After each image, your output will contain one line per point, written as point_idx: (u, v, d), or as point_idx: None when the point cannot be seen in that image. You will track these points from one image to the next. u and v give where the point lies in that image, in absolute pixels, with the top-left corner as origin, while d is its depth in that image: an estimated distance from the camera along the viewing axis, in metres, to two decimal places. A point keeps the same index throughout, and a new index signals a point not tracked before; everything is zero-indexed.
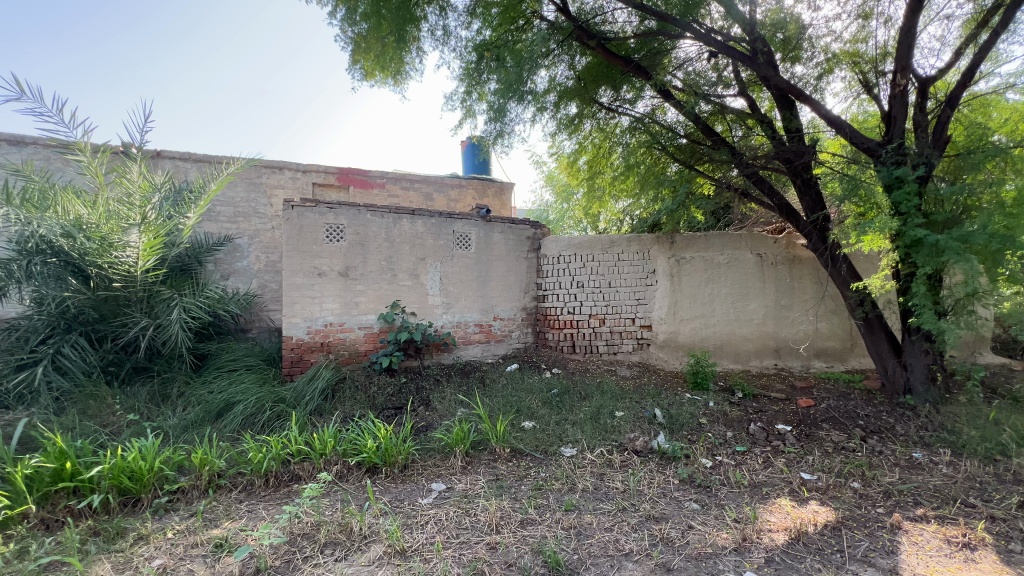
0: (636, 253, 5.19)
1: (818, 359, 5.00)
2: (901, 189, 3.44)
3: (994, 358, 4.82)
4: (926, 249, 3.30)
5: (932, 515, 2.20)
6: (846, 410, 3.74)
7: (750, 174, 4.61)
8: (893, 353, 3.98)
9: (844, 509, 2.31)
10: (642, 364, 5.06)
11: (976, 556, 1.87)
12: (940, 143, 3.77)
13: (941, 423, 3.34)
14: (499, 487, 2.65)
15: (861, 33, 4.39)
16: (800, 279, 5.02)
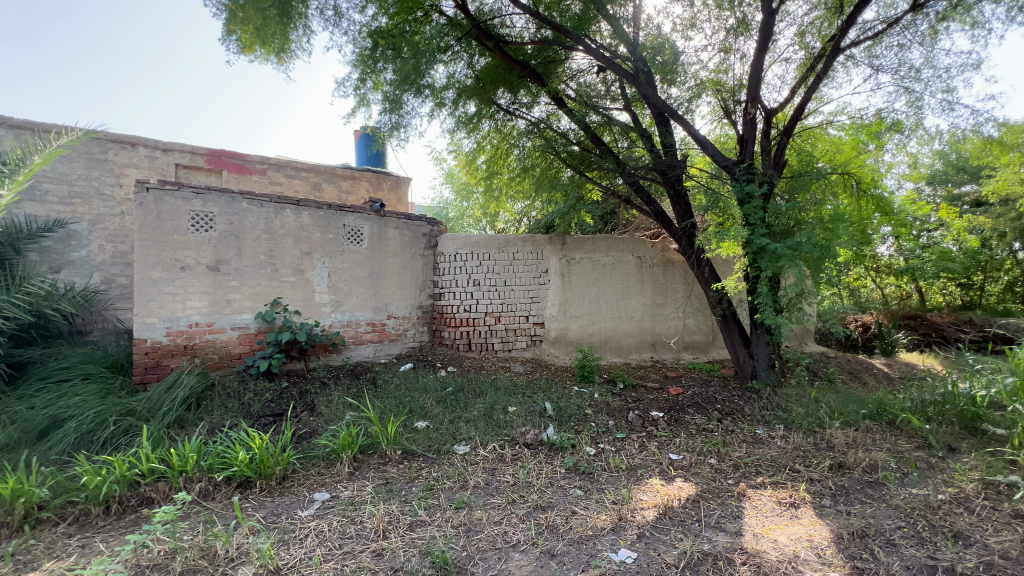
0: (530, 253, 5.36)
1: (686, 351, 5.62)
2: (750, 203, 3.99)
3: (815, 347, 5.83)
4: (768, 255, 3.87)
5: (768, 482, 2.59)
6: (707, 396, 4.26)
7: (632, 183, 5.01)
8: (744, 344, 4.60)
9: (703, 483, 2.63)
10: (535, 359, 5.25)
11: (799, 513, 2.24)
12: (778, 165, 4.45)
13: (778, 403, 3.95)
14: (388, 491, 2.56)
15: (722, 65, 5.00)
16: (672, 279, 5.60)
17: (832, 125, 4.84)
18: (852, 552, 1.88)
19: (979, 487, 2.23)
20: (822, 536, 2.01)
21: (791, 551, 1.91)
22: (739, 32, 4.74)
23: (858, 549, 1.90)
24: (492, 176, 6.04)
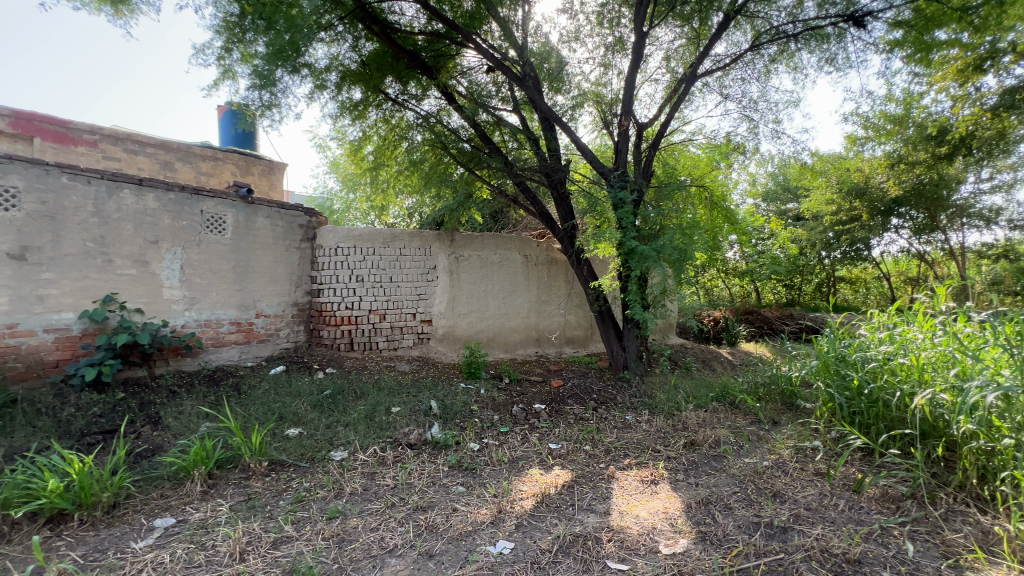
0: (418, 249, 5.25)
1: (568, 346, 5.95)
2: (623, 208, 4.34)
3: (676, 339, 6.56)
4: (637, 256, 4.25)
5: (634, 463, 2.84)
6: (585, 387, 4.55)
7: (519, 183, 5.15)
8: (617, 338, 4.99)
9: (578, 469, 2.79)
10: (422, 358, 5.15)
11: (658, 488, 2.48)
12: (646, 175, 4.91)
13: (644, 391, 4.36)
14: (250, 508, 2.31)
15: (602, 79, 5.38)
16: (556, 278, 5.88)
17: (691, 143, 5.46)
18: (698, 518, 2.14)
19: (792, 452, 2.69)
20: (675, 507, 2.25)
21: (650, 523, 2.11)
22: (616, 50, 5.13)
23: (703, 515, 2.16)
24: (378, 167, 5.77)
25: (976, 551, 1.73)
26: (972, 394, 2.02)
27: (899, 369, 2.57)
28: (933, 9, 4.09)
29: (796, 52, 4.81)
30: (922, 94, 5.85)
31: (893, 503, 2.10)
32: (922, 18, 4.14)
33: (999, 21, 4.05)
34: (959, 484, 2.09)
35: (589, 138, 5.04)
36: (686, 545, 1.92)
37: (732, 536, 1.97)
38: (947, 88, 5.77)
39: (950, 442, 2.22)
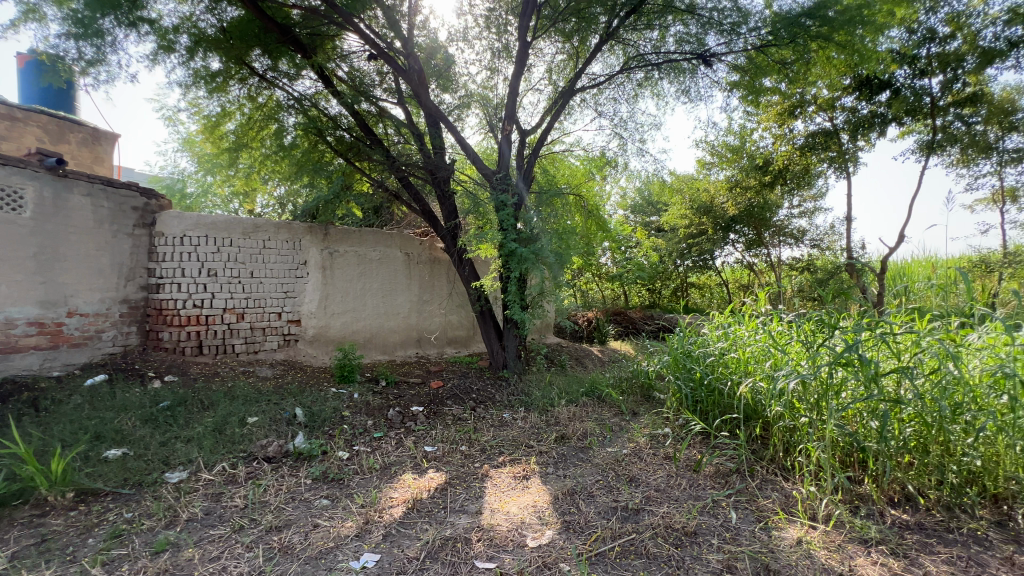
0: (286, 242, 4.78)
1: (449, 346, 5.91)
2: (504, 210, 4.43)
3: (553, 338, 6.89)
4: (516, 258, 4.37)
5: (507, 460, 2.90)
6: (465, 387, 4.55)
7: (401, 178, 4.96)
8: (497, 337, 5.08)
9: (453, 470, 2.77)
10: (287, 362, 4.69)
11: (529, 483, 2.56)
12: (526, 180, 5.08)
13: (522, 389, 4.50)
14: (43, 551, 1.87)
15: (489, 83, 5.45)
16: (438, 277, 5.79)
17: (570, 154, 5.79)
18: (563, 508, 2.25)
19: (647, 439, 2.97)
20: (544, 500, 2.34)
21: (519, 518, 2.16)
22: (502, 56, 5.24)
23: (568, 505, 2.28)
24: (239, 149, 5.06)
25: (780, 512, 2.08)
26: (780, 381, 2.42)
27: (730, 362, 2.99)
28: (760, 60, 4.85)
29: (658, 81, 5.39)
30: (754, 130, 6.93)
31: (722, 479, 2.43)
32: (753, 66, 4.88)
33: (806, 76, 4.97)
34: (771, 458, 2.49)
35: (474, 139, 5.06)
36: (551, 535, 2.01)
37: (592, 522, 2.11)
38: (770, 127, 6.83)
39: (765, 423, 2.64)
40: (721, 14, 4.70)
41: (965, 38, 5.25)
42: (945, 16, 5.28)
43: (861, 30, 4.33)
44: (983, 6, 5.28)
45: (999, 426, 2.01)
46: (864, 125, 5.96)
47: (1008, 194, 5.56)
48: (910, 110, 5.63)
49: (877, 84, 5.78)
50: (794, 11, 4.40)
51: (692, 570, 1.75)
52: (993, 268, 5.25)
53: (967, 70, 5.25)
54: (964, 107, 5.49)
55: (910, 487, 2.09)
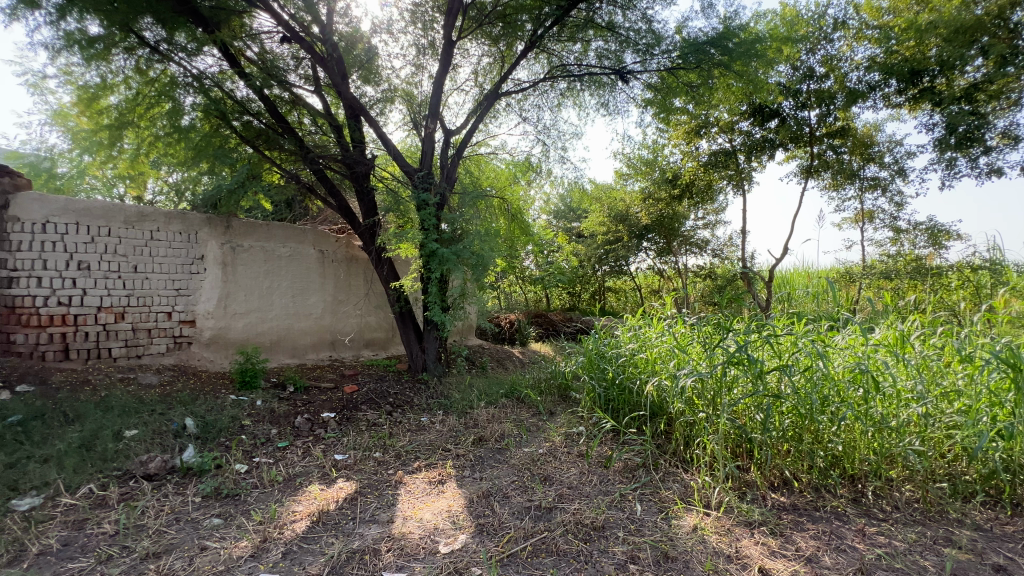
0: (178, 234, 4.32)
1: (366, 348, 5.67)
2: (425, 209, 4.34)
3: (475, 340, 6.88)
4: (437, 258, 4.29)
5: (423, 465, 2.84)
6: (381, 391, 4.39)
7: (316, 171, 4.67)
8: (417, 339, 4.96)
9: (364, 478, 2.66)
10: (178, 367, 4.22)
11: (444, 487, 2.52)
12: (449, 180, 5.02)
13: (441, 391, 4.43)
14: None
15: (413, 79, 5.32)
16: (355, 277, 5.54)
17: (496, 158, 5.83)
18: (478, 511, 2.24)
19: (562, 438, 3.05)
20: (458, 504, 2.31)
21: (432, 524, 2.12)
22: (428, 53, 5.15)
23: (483, 508, 2.28)
24: (122, 125, 4.39)
25: (679, 502, 2.22)
26: (682, 379, 2.61)
27: (639, 362, 3.17)
28: (671, 81, 5.19)
29: (580, 92, 5.60)
30: (665, 146, 7.43)
31: (630, 473, 2.56)
32: (665, 86, 5.22)
33: (710, 100, 5.42)
34: (673, 451, 2.67)
35: (396, 135, 4.91)
36: (464, 540, 1.98)
37: (506, 523, 2.12)
38: (679, 144, 7.37)
39: (669, 419, 2.82)
40: (637, 34, 5.00)
41: (836, 79, 6.07)
42: (822, 58, 6.06)
43: (756, 62, 4.82)
44: (850, 52, 6.12)
45: (855, 415, 2.31)
46: (757, 148, 6.63)
47: (867, 215, 6.47)
48: (794, 138, 6.36)
49: (768, 112, 6.46)
50: (700, 38, 4.79)
51: (600, 563, 1.82)
52: (855, 279, 6.07)
53: (837, 106, 6.06)
54: (835, 139, 6.32)
55: (787, 472, 2.33)
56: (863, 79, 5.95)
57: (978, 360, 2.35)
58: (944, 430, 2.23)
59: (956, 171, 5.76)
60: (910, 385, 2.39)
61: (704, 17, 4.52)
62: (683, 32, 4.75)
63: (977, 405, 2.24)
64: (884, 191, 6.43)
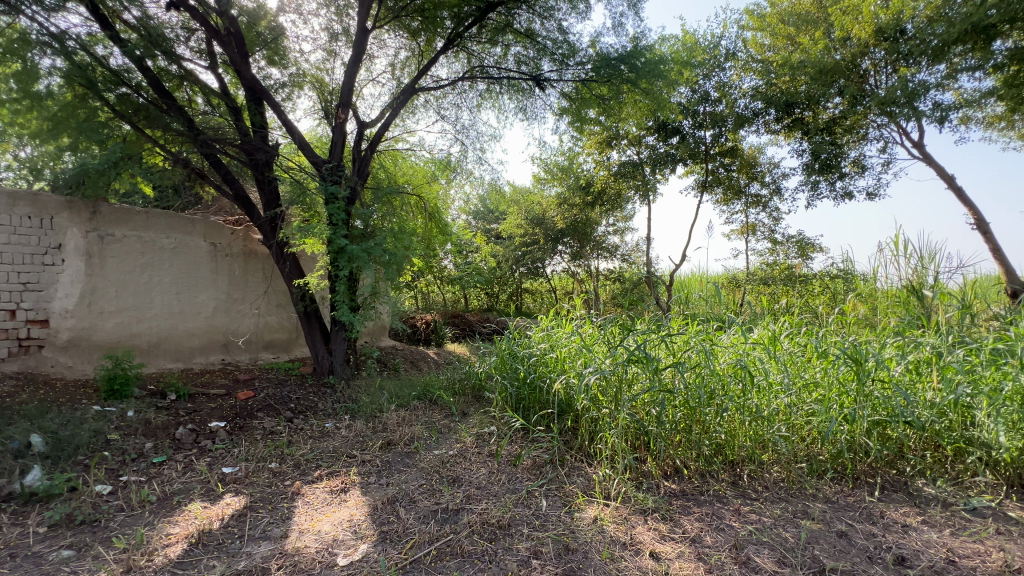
0: (28, 219, 3.73)
1: (265, 352, 5.18)
2: (333, 203, 4.10)
3: (388, 342, 6.64)
4: (346, 255, 4.07)
5: (324, 474, 2.69)
6: (281, 396, 4.07)
7: (207, 155, 4.22)
8: (323, 340, 4.67)
9: (256, 492, 2.45)
10: (23, 374, 3.63)
11: (347, 496, 2.41)
12: (362, 174, 4.80)
13: (349, 395, 4.21)
14: None
15: (325, 65, 5.03)
16: (254, 273, 5.07)
17: (415, 155, 5.69)
18: (382, 518, 2.16)
19: (473, 438, 3.04)
20: (361, 513, 2.22)
21: (331, 536, 2.01)
22: (341, 39, 4.89)
23: (387, 514, 2.20)
24: None
25: (582, 495, 2.32)
26: (587, 377, 2.73)
27: (549, 362, 3.26)
28: (584, 92, 5.42)
29: (499, 95, 5.65)
30: (580, 154, 7.74)
31: (537, 470, 2.62)
32: (579, 97, 5.45)
33: (620, 113, 5.75)
34: (579, 446, 2.78)
35: (303, 123, 4.61)
36: (365, 549, 1.90)
37: (410, 528, 2.06)
38: (592, 153, 7.75)
39: (576, 415, 2.94)
40: (554, 44, 5.15)
41: (727, 104, 6.75)
42: (715, 84, 6.71)
43: (660, 82, 5.19)
44: (739, 81, 6.83)
45: (735, 406, 2.57)
46: (660, 161, 7.16)
47: (750, 228, 7.25)
48: (692, 154, 6.95)
49: (670, 128, 7.01)
50: (611, 54, 5.07)
51: (503, 561, 1.84)
52: (740, 284, 6.76)
53: (728, 128, 6.72)
54: (726, 158, 7.01)
55: (677, 461, 2.53)
56: (749, 106, 6.67)
57: (831, 356, 2.72)
58: (804, 417, 2.56)
59: (819, 192, 6.65)
60: (779, 378, 2.71)
61: (615, 34, 4.78)
62: (596, 46, 4.98)
63: (829, 394, 2.59)
64: (764, 207, 7.25)
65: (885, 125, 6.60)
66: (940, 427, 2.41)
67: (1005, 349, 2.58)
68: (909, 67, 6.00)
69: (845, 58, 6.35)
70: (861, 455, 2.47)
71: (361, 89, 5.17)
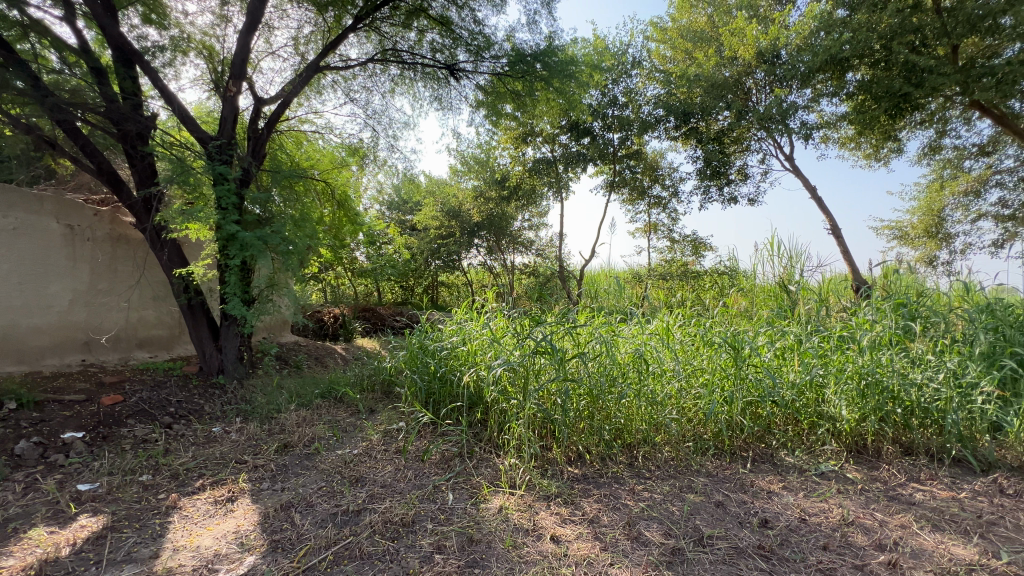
0: None
1: (140, 350, 4.57)
2: (222, 185, 3.70)
3: (290, 338, 6.18)
4: (238, 243, 3.69)
5: (208, 483, 2.45)
6: (158, 400, 3.62)
7: (60, 121, 3.60)
8: (211, 337, 4.22)
9: (120, 510, 2.18)
10: None
11: (234, 506, 2.22)
12: (258, 155, 4.40)
13: (241, 396, 3.85)
14: None
15: (214, 31, 4.51)
16: (124, 261, 4.45)
17: (321, 138, 5.33)
18: (273, 526, 2.02)
19: (380, 436, 2.93)
20: (249, 523, 2.06)
21: (212, 552, 1.85)
22: (234, 4, 4.42)
23: (280, 521, 2.06)
24: None
25: (488, 486, 2.34)
26: (495, 368, 2.76)
27: (460, 355, 3.23)
28: (499, 86, 5.45)
29: (414, 82, 5.48)
30: (496, 149, 7.86)
31: (445, 463, 2.59)
32: (494, 90, 5.46)
33: (535, 111, 5.87)
34: (488, 437, 2.80)
35: (186, 93, 4.11)
36: (252, 562, 1.77)
37: (305, 534, 1.95)
38: (508, 149, 7.88)
39: (485, 407, 2.96)
40: (469, 35, 5.08)
41: (633, 109, 7.17)
42: (622, 89, 7.12)
43: (572, 83, 5.33)
44: (643, 89, 7.29)
45: (632, 393, 2.75)
46: (572, 160, 7.45)
47: (652, 227, 7.79)
48: (601, 155, 7.28)
49: (582, 129, 7.30)
50: (526, 51, 5.13)
51: (405, 559, 1.80)
52: (643, 279, 7.22)
53: (634, 132, 7.14)
54: (632, 160, 7.46)
55: (579, 447, 2.65)
56: (652, 113, 7.14)
57: (715, 344, 3.01)
58: (691, 400, 2.81)
59: (710, 196, 7.32)
60: (672, 365, 2.95)
61: (530, 31, 4.83)
62: (512, 41, 5.00)
63: (712, 378, 2.86)
64: (664, 208, 7.82)
65: (764, 139, 7.42)
66: (799, 404, 2.76)
67: (848, 336, 3.04)
68: (783, 89, 6.79)
69: (733, 76, 7.03)
70: (737, 432, 2.76)
71: (259, 62, 4.72)
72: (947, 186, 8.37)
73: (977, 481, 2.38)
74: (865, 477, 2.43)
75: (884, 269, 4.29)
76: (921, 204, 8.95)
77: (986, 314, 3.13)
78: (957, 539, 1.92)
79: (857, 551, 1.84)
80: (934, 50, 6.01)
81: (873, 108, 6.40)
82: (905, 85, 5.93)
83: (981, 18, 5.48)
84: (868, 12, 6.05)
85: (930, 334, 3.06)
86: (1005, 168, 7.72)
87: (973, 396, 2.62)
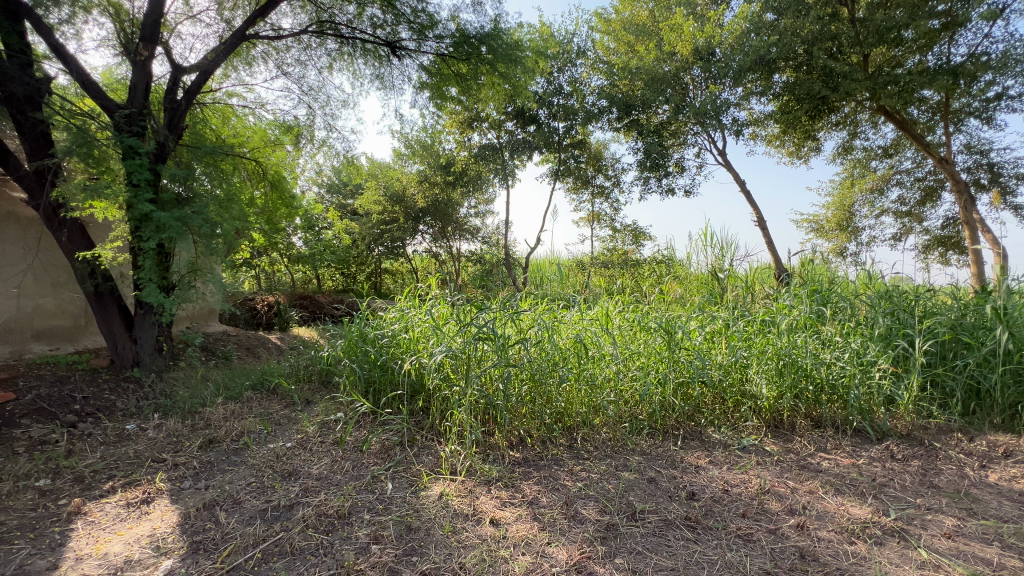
0: None
1: (37, 342, 4.10)
2: (133, 159, 3.33)
3: (218, 327, 5.78)
4: (153, 224, 3.35)
5: (119, 485, 2.26)
6: (59, 397, 3.28)
7: None
8: (125, 327, 3.85)
9: (11, 520, 1.98)
10: None
11: (150, 507, 2.07)
12: (176, 128, 4.03)
13: (161, 390, 3.55)
14: None
15: None
16: (10, 242, 3.97)
17: (252, 113, 4.95)
18: (195, 527, 1.91)
19: (317, 427, 2.80)
20: (167, 525, 1.93)
21: (122, 558, 1.72)
22: None
23: (202, 522, 1.94)
24: None
25: (428, 473, 2.31)
26: (436, 355, 2.72)
27: (402, 343, 3.13)
28: (444, 67, 5.32)
29: (353, 58, 5.22)
30: (441, 133, 7.71)
31: (385, 453, 2.53)
32: (438, 71, 5.31)
33: (480, 96, 5.77)
34: (429, 425, 2.76)
35: (86, 54, 3.67)
36: (170, 566, 1.67)
37: (230, 533, 1.86)
38: (453, 133, 7.77)
39: (427, 395, 2.92)
40: (412, 12, 4.83)
41: (578, 99, 7.29)
42: (568, 79, 7.24)
43: (517, 68, 5.29)
44: (587, 79, 7.42)
45: (571, 376, 2.83)
46: (517, 147, 7.48)
47: (595, 217, 7.98)
48: (546, 143, 7.35)
49: (528, 116, 7.33)
50: (472, 32, 5.01)
51: (340, 552, 1.75)
52: (586, 267, 7.40)
53: (578, 122, 7.24)
54: (576, 150, 7.58)
55: (521, 431, 2.69)
56: (596, 104, 7.28)
57: (650, 328, 3.16)
58: (627, 382, 2.93)
59: (649, 187, 7.58)
60: (610, 349, 3.07)
61: (475, 11, 4.73)
62: (456, 21, 4.85)
63: (647, 361, 3.00)
64: (607, 198, 8.03)
65: (700, 134, 7.79)
66: (726, 383, 2.95)
67: (769, 320, 3.28)
68: (717, 85, 7.12)
69: (671, 71, 7.26)
70: (669, 412, 2.90)
71: (176, 25, 4.29)
72: (856, 184, 9.18)
73: (873, 448, 2.66)
74: (781, 449, 2.64)
75: (802, 259, 4.62)
76: (835, 200, 9.76)
77: (885, 300, 3.45)
78: (855, 500, 2.14)
79: (772, 516, 2.01)
80: (849, 56, 6.52)
81: (796, 109, 6.84)
82: (823, 88, 6.39)
83: (888, 30, 6.01)
84: (792, 17, 6.44)
85: (838, 317, 3.35)
86: (904, 169, 8.58)
87: (872, 372, 2.91)
